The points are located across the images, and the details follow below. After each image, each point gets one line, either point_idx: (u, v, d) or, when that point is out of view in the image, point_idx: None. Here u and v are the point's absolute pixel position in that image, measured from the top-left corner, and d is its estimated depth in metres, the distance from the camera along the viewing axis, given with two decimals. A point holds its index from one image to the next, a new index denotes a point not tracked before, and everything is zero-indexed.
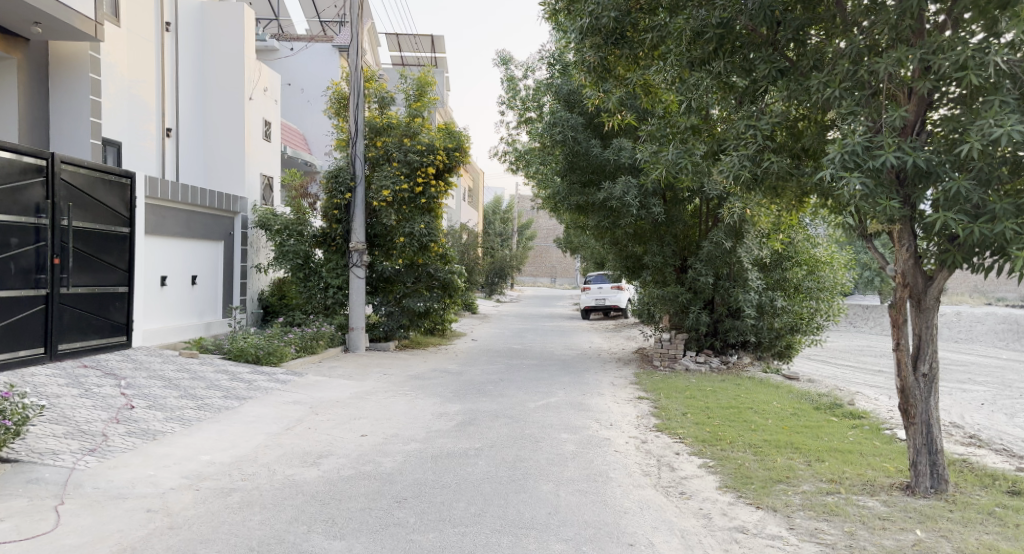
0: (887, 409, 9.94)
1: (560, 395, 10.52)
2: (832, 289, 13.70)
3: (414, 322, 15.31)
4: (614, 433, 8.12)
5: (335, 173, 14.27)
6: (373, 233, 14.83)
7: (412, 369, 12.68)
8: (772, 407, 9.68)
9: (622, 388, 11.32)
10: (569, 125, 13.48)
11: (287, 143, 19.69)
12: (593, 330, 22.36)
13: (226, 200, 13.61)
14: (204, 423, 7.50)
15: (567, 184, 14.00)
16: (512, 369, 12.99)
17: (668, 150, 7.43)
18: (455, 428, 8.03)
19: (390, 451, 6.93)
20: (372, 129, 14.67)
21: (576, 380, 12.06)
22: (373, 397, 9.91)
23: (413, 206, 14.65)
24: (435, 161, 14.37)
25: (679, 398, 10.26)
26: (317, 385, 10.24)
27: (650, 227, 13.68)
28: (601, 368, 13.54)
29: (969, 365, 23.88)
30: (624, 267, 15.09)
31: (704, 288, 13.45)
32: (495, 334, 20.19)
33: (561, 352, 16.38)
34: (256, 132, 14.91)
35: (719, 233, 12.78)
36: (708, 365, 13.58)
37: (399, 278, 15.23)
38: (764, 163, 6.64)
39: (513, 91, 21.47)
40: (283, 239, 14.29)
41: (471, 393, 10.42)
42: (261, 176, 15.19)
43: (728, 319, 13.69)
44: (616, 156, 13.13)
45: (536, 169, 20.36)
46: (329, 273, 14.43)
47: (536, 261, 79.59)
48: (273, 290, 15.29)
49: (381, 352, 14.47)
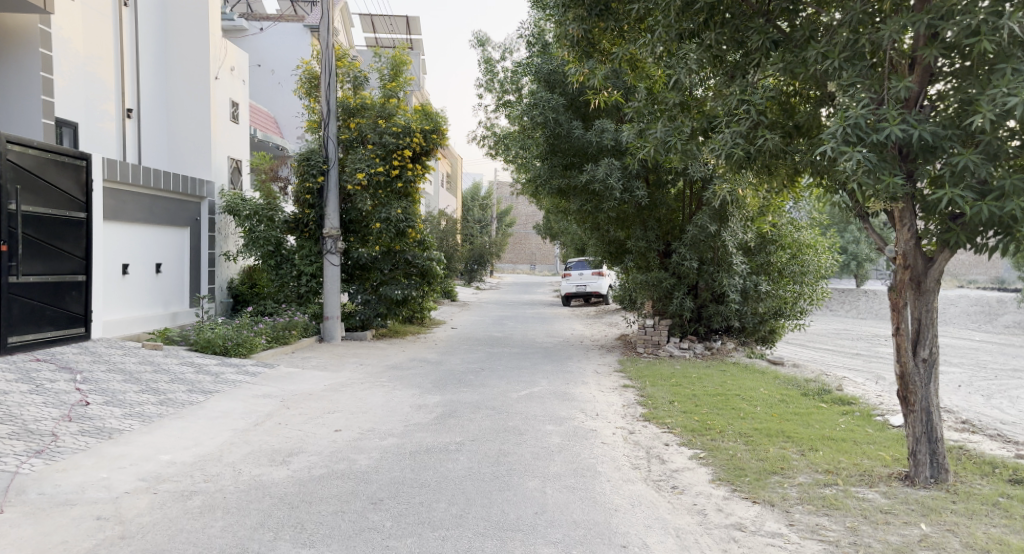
0: (876, 394, 9.69)
1: (543, 384, 10.20)
2: (816, 274, 13.49)
3: (391, 310, 14.88)
4: (600, 424, 7.80)
5: (307, 156, 13.79)
6: (347, 219, 14.40)
7: (389, 359, 12.31)
8: (760, 393, 9.40)
9: (606, 376, 11.02)
10: (550, 105, 13.09)
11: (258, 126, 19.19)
12: (573, 316, 22.10)
13: (191, 183, 13.18)
14: (166, 420, 7.09)
15: (548, 167, 13.67)
16: (493, 358, 12.66)
17: (655, 127, 7.12)
18: (434, 421, 7.68)
19: (366, 447, 6.56)
20: (346, 110, 14.21)
21: (559, 368, 11.75)
22: (348, 389, 9.53)
23: (388, 191, 14.25)
24: (412, 143, 14.05)
25: (665, 386, 9.97)
26: (289, 378, 9.85)
27: (633, 210, 13.36)
28: (584, 356, 13.24)
29: (946, 348, 23.93)
30: (606, 252, 14.79)
31: (688, 273, 13.15)
32: (475, 322, 19.86)
33: (542, 339, 16.07)
34: (223, 113, 14.42)
35: (704, 216, 12.49)
36: (692, 351, 13.33)
37: (375, 266, 14.79)
38: (756, 139, 6.35)
39: (491, 74, 21.02)
40: (252, 225, 13.81)
41: (451, 383, 10.07)
42: (230, 159, 14.71)
43: (712, 304, 13.45)
44: (599, 138, 12.76)
45: (515, 152, 20.03)
46: (301, 260, 13.99)
47: (515, 248, 79.26)
48: (243, 278, 14.80)
49: (357, 342, 14.06)
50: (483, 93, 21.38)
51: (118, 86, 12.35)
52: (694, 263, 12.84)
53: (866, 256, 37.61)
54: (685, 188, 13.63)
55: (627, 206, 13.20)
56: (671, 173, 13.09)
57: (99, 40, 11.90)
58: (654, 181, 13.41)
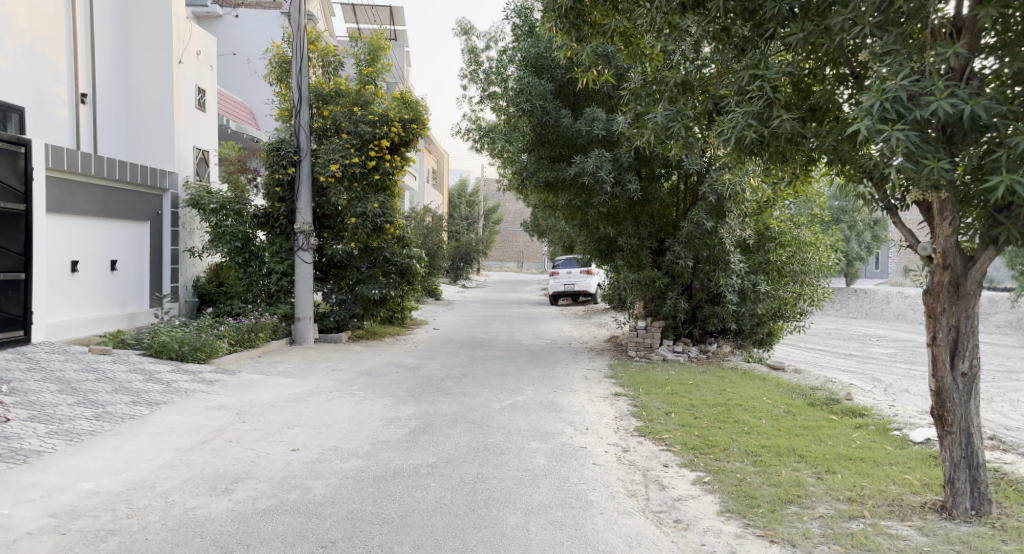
0: (888, 403, 8.93)
1: (528, 392, 9.41)
2: (817, 273, 12.77)
3: (368, 311, 14.04)
4: (590, 440, 7.02)
5: (277, 146, 13.02)
6: (321, 213, 13.63)
7: (364, 363, 11.47)
8: (764, 404, 8.64)
9: (597, 383, 10.25)
10: (537, 92, 12.27)
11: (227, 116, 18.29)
12: (561, 316, 21.31)
13: (153, 174, 12.36)
14: (98, 439, 6.26)
15: (535, 159, 12.92)
16: (475, 362, 11.85)
17: (656, 109, 6.35)
18: (405, 438, 6.87)
19: (324, 472, 5.77)
20: (319, 96, 13.39)
21: (546, 373, 10.96)
22: (314, 399, 8.71)
23: (364, 183, 13.42)
24: (389, 132, 13.25)
25: (660, 395, 9.19)
26: (250, 387, 9.03)
27: (625, 206, 12.59)
28: (572, 360, 12.46)
29: None
30: (596, 250, 14.04)
31: (682, 272, 12.38)
32: (459, 322, 19.04)
33: (528, 341, 15.28)
34: (188, 100, 13.55)
35: (700, 212, 11.73)
36: (686, 355, 12.54)
37: (352, 263, 13.94)
38: (770, 119, 5.61)
39: (476, 63, 20.18)
40: (219, 219, 12.99)
41: (428, 391, 9.28)
42: (197, 149, 13.85)
43: (708, 305, 12.67)
44: (589, 127, 12.01)
45: (501, 145, 19.24)
46: (271, 257, 13.20)
47: (502, 246, 78.44)
48: (210, 276, 13.91)
49: (331, 345, 13.23)
50: (467, 83, 20.54)
51: (71, 70, 11.45)
52: (689, 261, 12.07)
53: (857, 255, 37.15)
54: (680, 182, 12.88)
55: (618, 201, 12.43)
56: (665, 165, 12.33)
57: (49, 19, 10.98)
58: (647, 174, 12.64)
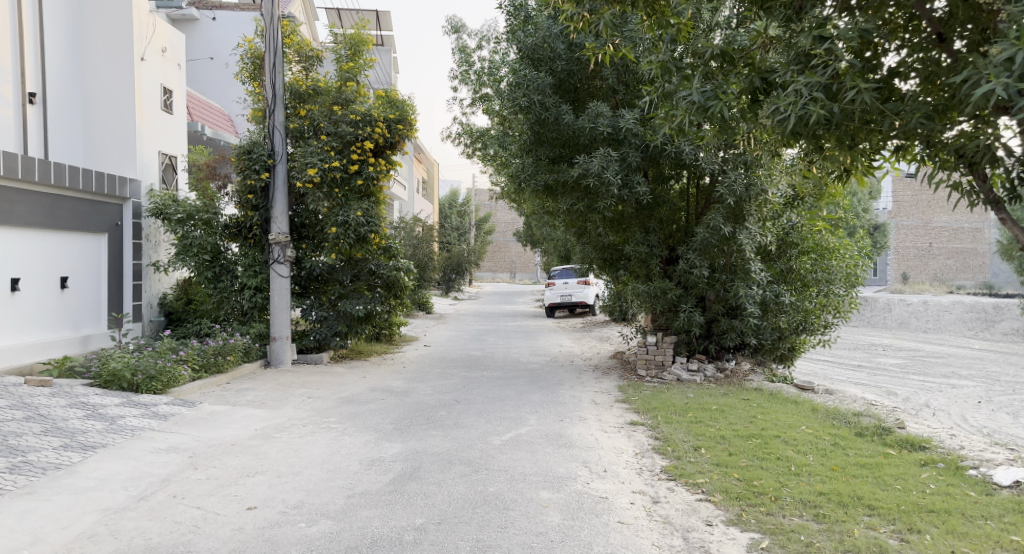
0: (945, 433, 7.80)
1: (531, 422, 8.23)
2: (844, 283, 11.59)
3: (352, 328, 12.88)
4: (611, 486, 5.85)
5: (248, 148, 11.90)
6: (299, 222, 12.54)
7: (346, 389, 10.25)
8: (803, 435, 7.50)
9: (608, 408, 9.08)
10: (535, 85, 11.14)
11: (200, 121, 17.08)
12: (558, 330, 20.13)
13: (111, 181, 11.19)
14: (6, 500, 5.08)
15: (533, 160, 11.79)
16: (470, 385, 10.66)
17: (690, 86, 5.26)
18: (388, 490, 5.72)
19: (284, 544, 4.64)
20: (294, 94, 12.27)
21: (549, 398, 9.78)
22: (283, 436, 7.53)
23: (347, 189, 12.30)
24: (374, 134, 12.08)
25: (683, 424, 8.02)
26: (212, 423, 7.84)
27: (633, 211, 11.48)
28: (578, 380, 11.29)
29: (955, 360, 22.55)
30: (599, 259, 12.90)
31: (696, 281, 11.25)
32: (451, 338, 17.83)
33: (527, 358, 14.10)
34: (153, 101, 12.41)
35: (717, 215, 10.64)
36: (702, 374, 11.34)
37: (334, 276, 12.86)
38: (840, 91, 4.55)
39: (467, 64, 19.09)
40: (186, 230, 11.87)
41: (417, 424, 8.09)
42: (163, 154, 12.70)
43: (725, 319, 11.50)
44: (592, 123, 10.90)
45: (494, 148, 18.11)
46: (244, 272, 12.03)
47: (494, 256, 77.28)
48: (177, 293, 12.71)
49: (311, 367, 12.04)
50: (458, 85, 19.44)
51: (17, 67, 10.24)
52: (705, 270, 10.92)
53: None
54: (692, 184, 11.82)
55: (626, 205, 11.31)
56: (677, 165, 11.22)
57: None
58: (656, 175, 11.55)
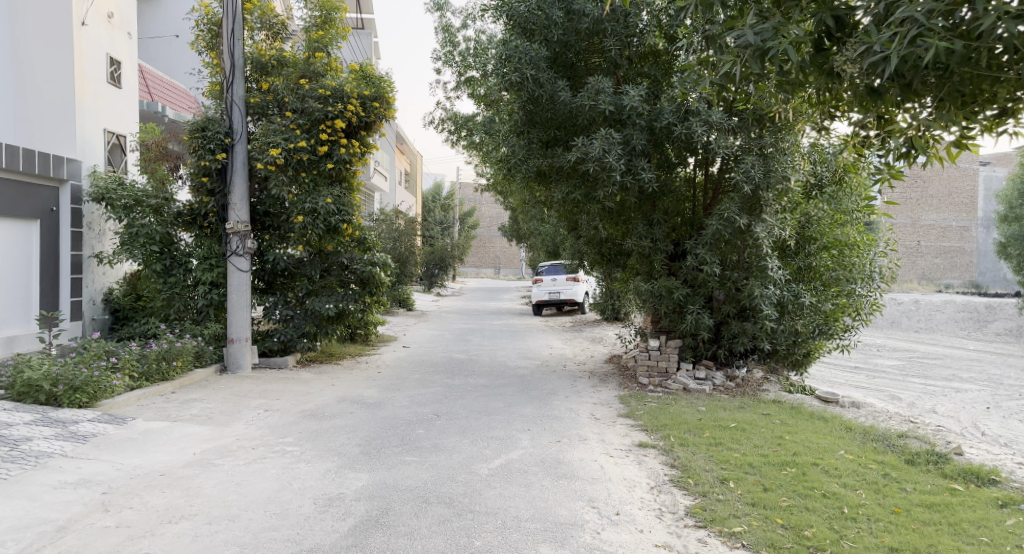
0: (1011, 461, 6.61)
1: (524, 444, 7.03)
2: (867, 283, 10.45)
3: (321, 329, 11.63)
4: (626, 539, 4.67)
5: (203, 125, 10.70)
6: (262, 210, 11.30)
7: (311, 400, 9.01)
8: (845, 463, 6.29)
9: (611, 426, 7.88)
10: (527, 57, 9.90)
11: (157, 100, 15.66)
12: (547, 330, 18.92)
13: (47, 159, 10.16)
14: None
15: (523, 143, 10.62)
16: (452, 395, 9.44)
17: (741, 24, 4.13)
18: (344, 546, 4.53)
19: None
20: (257, 65, 11.08)
21: (542, 412, 8.58)
22: (226, 463, 6.33)
23: (315, 173, 11.13)
24: (345, 111, 10.95)
25: (702, 447, 6.82)
26: (142, 447, 6.63)
27: (636, 200, 10.33)
28: (572, 389, 10.11)
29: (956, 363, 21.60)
30: (596, 254, 11.72)
31: (705, 279, 10.08)
32: (433, 338, 16.56)
33: (515, 361, 12.89)
34: (97, 72, 11.33)
35: (731, 205, 9.46)
36: (710, 383, 10.16)
37: (301, 271, 11.58)
38: (967, 19, 3.49)
39: (452, 44, 17.78)
40: (133, 217, 10.72)
41: (389, 447, 6.87)
42: (109, 132, 11.58)
43: (735, 321, 10.34)
44: (592, 101, 9.72)
45: (481, 135, 16.86)
46: (198, 265, 10.94)
47: (478, 252, 75.93)
48: (125, 288, 11.53)
49: (274, 373, 10.79)
50: (442, 67, 18.16)
51: None
52: (717, 267, 9.77)
53: None
54: (702, 172, 10.65)
55: (627, 193, 10.15)
56: (684, 149, 10.06)
57: None
58: (662, 161, 10.38)
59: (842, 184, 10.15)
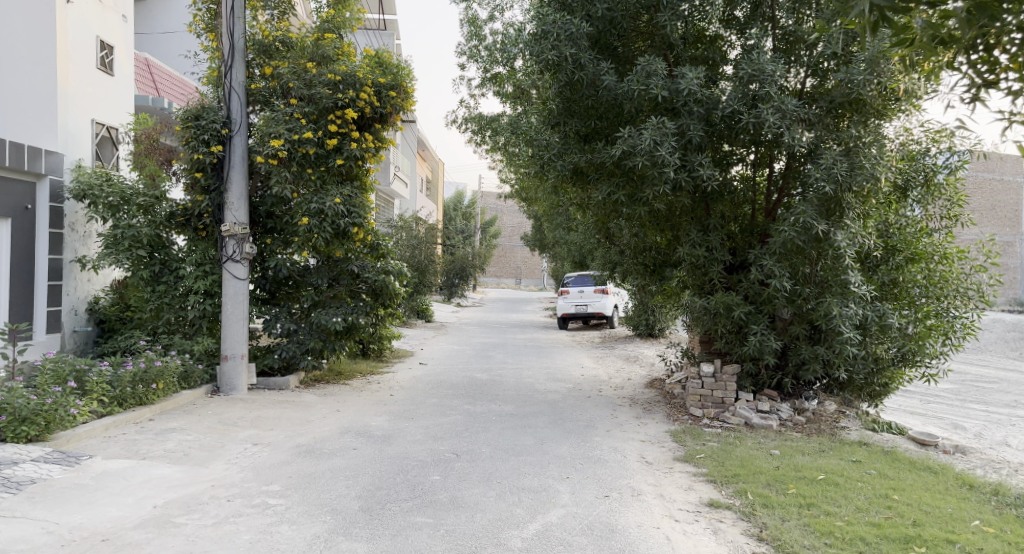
0: None
1: (564, 501, 5.62)
2: (962, 302, 8.95)
3: (328, 345, 10.28)
4: None
5: (197, 114, 9.47)
6: (263, 210, 10.05)
7: (310, 431, 7.66)
8: (988, 542, 4.83)
9: (669, 474, 6.46)
10: (568, 34, 8.60)
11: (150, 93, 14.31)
12: (575, 345, 17.46)
13: (22, 150, 8.94)
14: None
15: (561, 135, 9.29)
16: (474, 427, 8.05)
17: None
18: None
19: None
20: (260, 48, 9.83)
21: (581, 451, 7.18)
22: (190, 523, 5.00)
23: (323, 170, 9.87)
24: (357, 100, 9.71)
25: (793, 512, 5.40)
26: (89, 498, 5.33)
27: (690, 201, 8.95)
28: (614, 422, 8.68)
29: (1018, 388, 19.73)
30: (639, 263, 10.33)
31: (772, 295, 8.66)
32: (453, 353, 15.19)
33: (544, 384, 11.48)
34: (84, 55, 10.13)
35: (807, 208, 8.09)
36: (776, 417, 8.70)
37: (306, 280, 10.33)
38: None
39: (477, 38, 16.53)
40: (119, 217, 9.49)
41: (396, 502, 5.51)
42: (98, 123, 10.37)
43: (806, 344, 8.87)
44: (643, 85, 8.38)
45: (508, 133, 15.53)
46: (191, 272, 9.67)
47: (500, 262, 74.64)
48: (112, 297, 10.27)
49: (272, 395, 9.49)
50: (466, 62, 16.90)
51: None
52: (786, 281, 8.37)
53: None
54: (764, 171, 9.26)
55: (681, 194, 8.76)
56: (748, 143, 8.68)
57: None
58: (719, 157, 9.01)
59: (930, 187, 8.97)
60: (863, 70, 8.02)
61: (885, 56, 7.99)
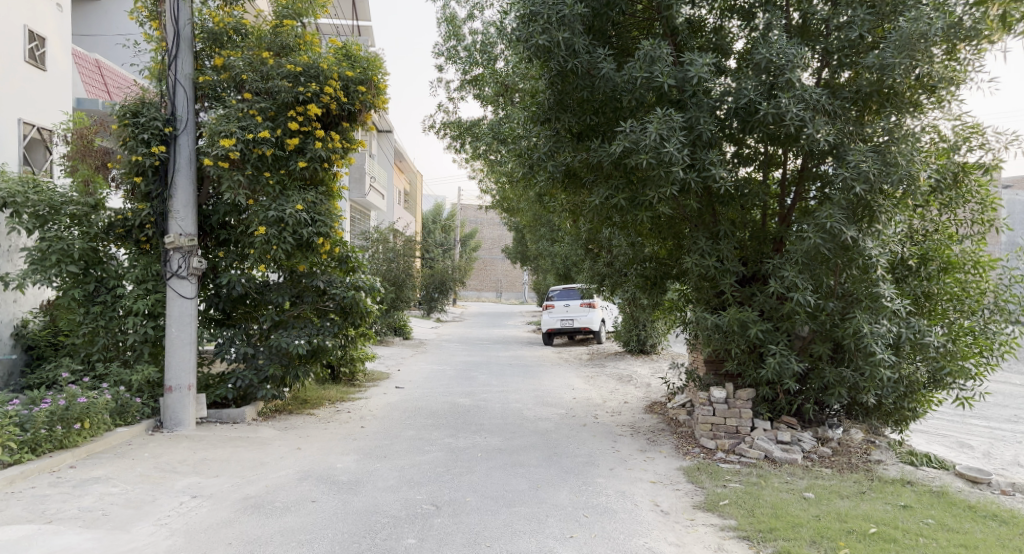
0: None
1: None
2: (1001, 317, 7.95)
3: (290, 371, 9.12)
4: None
5: (136, 110, 8.34)
6: (214, 220, 8.92)
7: (262, 478, 6.50)
8: None
9: (691, 529, 5.40)
10: (559, 17, 7.58)
11: (94, 93, 13.00)
12: (561, 364, 16.37)
13: None
14: None
15: (551, 133, 8.24)
16: (457, 468, 6.93)
17: None
18: None
19: None
20: (210, 37, 8.69)
21: (584, 497, 6.09)
22: None
23: (283, 173, 8.74)
24: (320, 94, 8.61)
25: None
26: None
27: (697, 205, 7.94)
28: (617, 457, 7.60)
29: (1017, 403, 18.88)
30: (639, 274, 9.28)
31: (791, 311, 7.65)
32: (433, 374, 14.04)
33: (533, 410, 10.38)
34: (10, 47, 8.95)
35: (833, 211, 7.10)
36: (799, 449, 7.67)
37: (265, 297, 9.19)
38: None
39: (456, 38, 15.50)
40: (47, 228, 8.29)
41: None
42: (25, 123, 9.17)
43: (830, 365, 7.86)
44: (645, 73, 7.38)
45: (489, 138, 14.48)
46: (131, 291, 8.49)
47: (479, 275, 73.53)
48: (42, 320, 9.03)
49: (224, 430, 8.31)
50: (444, 63, 15.86)
51: None
52: (810, 294, 7.34)
53: None
54: (779, 172, 8.26)
55: (688, 197, 7.73)
56: (764, 140, 7.68)
57: None
58: (729, 156, 7.99)
59: (959, 189, 7.90)
60: (896, 52, 7.08)
61: (923, 36, 7.02)
